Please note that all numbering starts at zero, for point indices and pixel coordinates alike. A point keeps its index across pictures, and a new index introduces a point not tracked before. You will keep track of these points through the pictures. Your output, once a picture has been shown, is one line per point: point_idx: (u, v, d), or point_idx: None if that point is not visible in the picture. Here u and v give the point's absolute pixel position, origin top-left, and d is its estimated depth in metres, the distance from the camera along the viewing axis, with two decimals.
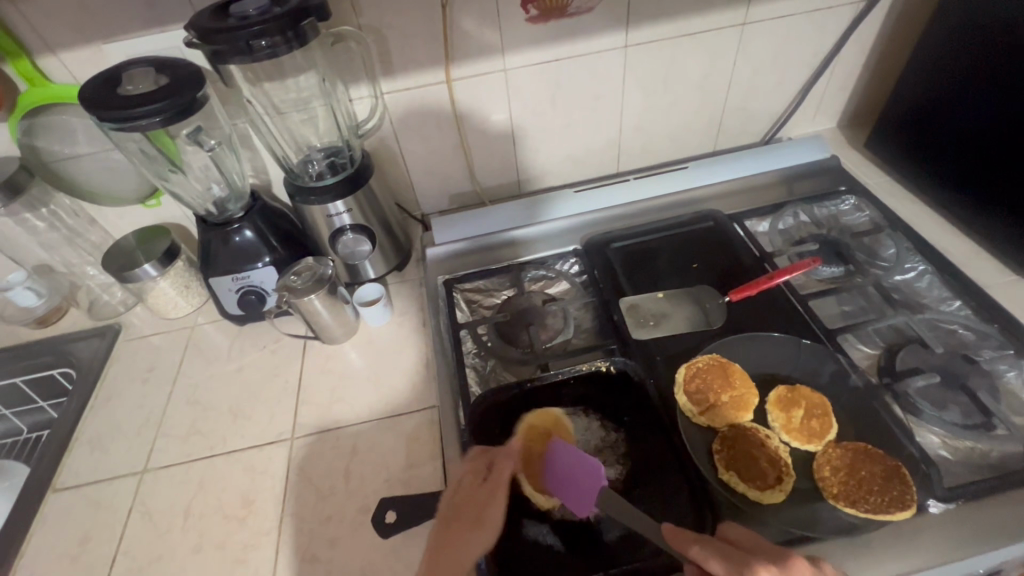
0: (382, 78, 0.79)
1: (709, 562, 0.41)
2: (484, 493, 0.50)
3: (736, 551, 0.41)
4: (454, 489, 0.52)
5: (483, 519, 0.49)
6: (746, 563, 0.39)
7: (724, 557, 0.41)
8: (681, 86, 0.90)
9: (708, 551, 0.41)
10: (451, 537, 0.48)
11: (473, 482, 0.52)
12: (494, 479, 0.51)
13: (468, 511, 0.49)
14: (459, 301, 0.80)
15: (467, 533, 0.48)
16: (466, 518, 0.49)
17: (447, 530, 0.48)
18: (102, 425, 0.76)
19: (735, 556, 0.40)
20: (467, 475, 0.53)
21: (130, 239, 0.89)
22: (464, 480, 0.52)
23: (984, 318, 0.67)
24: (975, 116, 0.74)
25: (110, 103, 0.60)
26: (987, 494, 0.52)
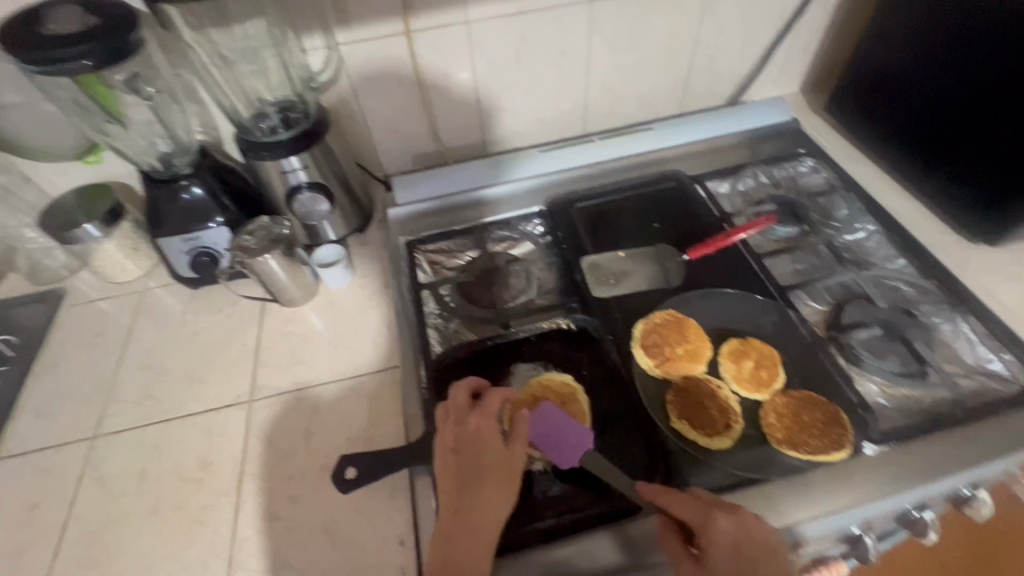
0: (337, 27, 0.75)
1: (676, 508, 0.46)
2: (509, 458, 0.50)
3: (698, 499, 0.47)
4: (470, 446, 0.51)
5: (511, 485, 0.50)
6: (707, 510, 0.46)
7: (690, 503, 0.46)
8: (648, 44, 0.88)
9: (680, 500, 0.47)
10: (483, 503, 0.48)
11: (494, 443, 0.51)
12: (515, 441, 0.51)
13: (495, 475, 0.50)
14: (422, 262, 0.79)
15: (498, 499, 0.49)
16: (494, 484, 0.49)
17: (476, 495, 0.49)
18: (49, 392, 0.73)
19: (697, 504, 0.46)
20: (486, 434, 0.51)
21: (70, 197, 0.83)
22: (482, 440, 0.51)
23: (925, 275, 0.70)
24: (927, 79, 0.76)
25: (34, 44, 0.55)
26: (917, 436, 0.56)
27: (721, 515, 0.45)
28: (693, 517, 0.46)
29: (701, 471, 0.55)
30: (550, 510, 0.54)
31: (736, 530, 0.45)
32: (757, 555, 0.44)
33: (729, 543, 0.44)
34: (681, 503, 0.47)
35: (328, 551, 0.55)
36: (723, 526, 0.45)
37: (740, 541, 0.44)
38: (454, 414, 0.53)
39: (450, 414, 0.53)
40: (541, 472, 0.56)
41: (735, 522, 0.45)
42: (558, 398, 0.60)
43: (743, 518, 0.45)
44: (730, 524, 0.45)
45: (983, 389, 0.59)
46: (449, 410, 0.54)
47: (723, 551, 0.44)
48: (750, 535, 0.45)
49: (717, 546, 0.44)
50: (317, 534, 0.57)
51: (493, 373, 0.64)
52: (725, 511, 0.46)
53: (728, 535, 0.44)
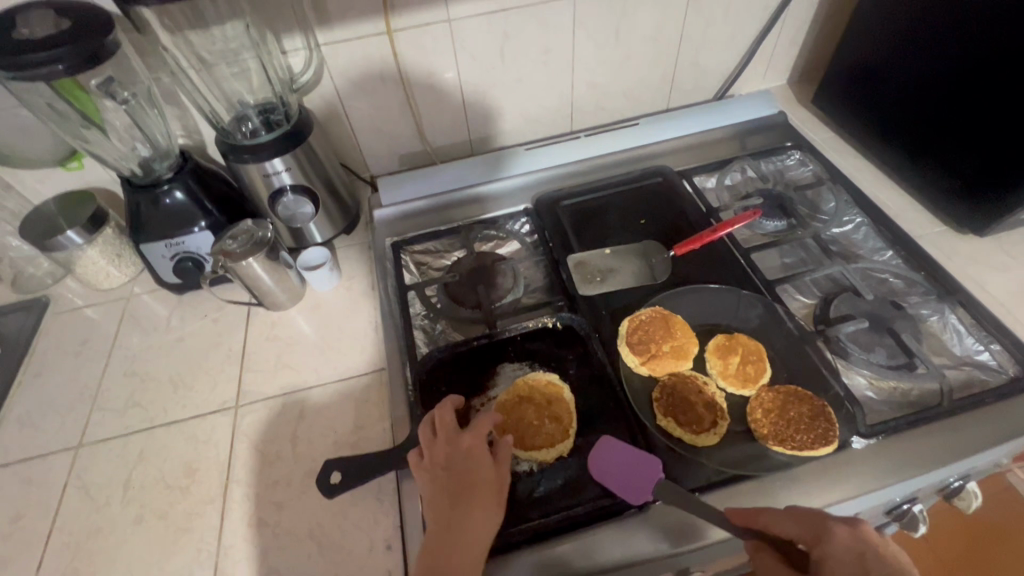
0: (317, 27, 0.74)
1: (783, 523, 0.46)
2: (498, 477, 0.52)
3: (808, 513, 0.47)
4: (462, 465, 0.51)
5: (500, 502, 0.51)
6: (821, 522, 0.45)
7: (796, 517, 0.46)
8: (633, 39, 0.88)
9: (786, 516, 0.47)
10: (474, 518, 0.49)
11: (484, 462, 0.52)
12: (503, 460, 0.53)
13: (485, 492, 0.50)
14: (408, 263, 0.78)
15: (488, 516, 0.49)
16: (484, 500, 0.50)
17: (467, 512, 0.49)
18: (33, 401, 0.72)
19: (806, 517, 0.46)
20: (477, 453, 0.52)
21: (51, 204, 0.82)
22: (473, 459, 0.52)
23: (913, 266, 0.70)
24: (912, 70, 0.75)
25: (4, 50, 0.54)
26: (905, 428, 0.56)
27: (833, 522, 0.45)
28: (804, 531, 0.45)
29: (688, 468, 0.54)
30: (537, 510, 0.53)
31: (855, 541, 0.44)
32: (882, 568, 0.43)
33: (850, 556, 0.43)
34: (790, 519, 0.46)
35: (314, 556, 0.55)
36: (838, 535, 0.44)
37: (861, 553, 0.43)
38: (444, 433, 0.54)
39: (440, 433, 0.54)
40: (527, 472, 0.56)
41: (852, 533, 0.44)
42: (541, 400, 0.60)
43: (861, 528, 0.45)
44: (847, 535, 0.44)
45: (971, 381, 0.59)
46: (438, 428, 0.54)
47: (843, 566, 0.43)
48: (872, 546, 0.44)
49: (836, 559, 0.43)
50: (304, 540, 0.56)
51: (478, 374, 0.63)
52: (840, 520, 0.45)
53: (846, 546, 0.44)
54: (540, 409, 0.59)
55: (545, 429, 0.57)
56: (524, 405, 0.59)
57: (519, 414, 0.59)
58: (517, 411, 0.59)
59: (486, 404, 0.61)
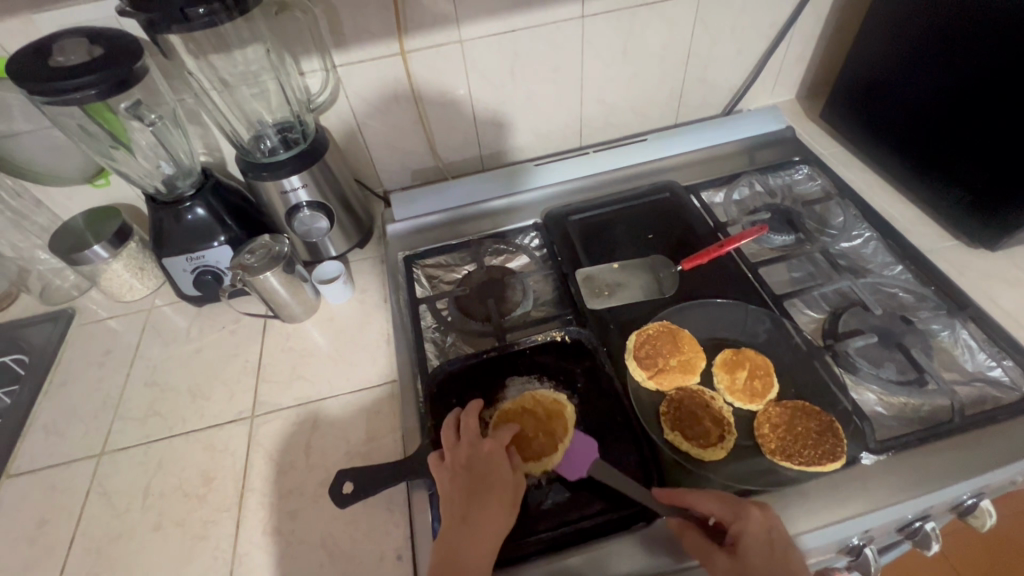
0: (334, 50, 0.77)
1: (708, 503, 0.50)
2: (515, 482, 0.53)
3: (730, 496, 0.51)
4: (481, 467, 0.52)
5: (512, 507, 0.52)
6: (740, 504, 0.50)
7: (720, 497, 0.50)
8: (640, 57, 0.89)
9: (707, 496, 0.50)
10: (490, 517, 0.50)
11: (503, 466, 0.53)
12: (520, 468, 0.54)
13: (503, 494, 0.51)
14: (420, 276, 0.80)
15: (502, 518, 0.50)
16: (501, 501, 0.51)
17: (484, 510, 0.50)
18: (57, 410, 0.75)
19: (727, 498, 0.50)
20: (498, 457, 0.53)
21: (79, 219, 0.86)
22: (493, 462, 0.53)
23: (923, 281, 0.69)
24: (920, 86, 0.76)
25: (41, 75, 0.58)
26: (915, 445, 0.55)
27: (753, 503, 0.49)
28: (725, 508, 0.49)
29: (695, 482, 0.55)
30: (547, 522, 0.54)
31: (767, 521, 0.49)
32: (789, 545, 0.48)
33: (762, 532, 0.48)
34: (713, 499, 0.50)
35: (326, 566, 0.56)
36: (755, 515, 0.49)
37: (772, 530, 0.48)
38: (467, 436, 0.55)
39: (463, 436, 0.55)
40: (535, 484, 0.57)
41: (765, 514, 0.49)
42: (544, 412, 0.60)
43: (772, 511, 0.50)
44: (761, 516, 0.49)
45: (982, 398, 0.58)
46: (461, 432, 0.55)
47: (756, 540, 0.48)
48: (782, 526, 0.49)
49: (753, 534, 0.48)
50: (316, 549, 0.57)
51: (487, 387, 0.64)
52: (755, 504, 0.50)
53: (759, 523, 0.48)
54: (539, 422, 0.59)
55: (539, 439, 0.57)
56: (528, 416, 0.60)
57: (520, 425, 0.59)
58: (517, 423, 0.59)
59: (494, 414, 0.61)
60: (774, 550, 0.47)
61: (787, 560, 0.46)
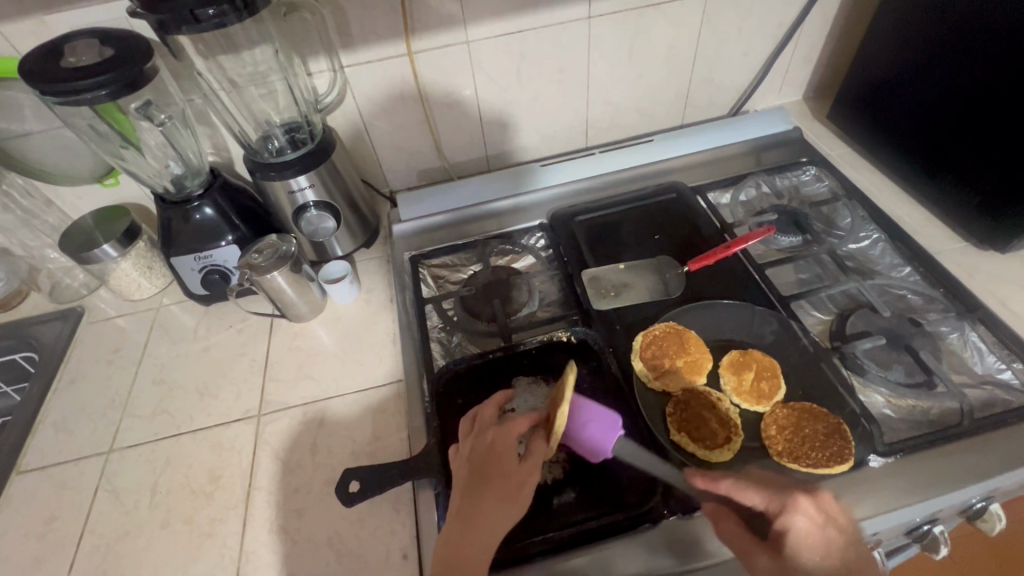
0: (341, 50, 0.77)
1: (753, 495, 0.46)
2: (520, 473, 0.49)
3: (775, 484, 0.47)
4: (483, 457, 0.50)
5: (517, 500, 0.48)
6: (789, 496, 0.46)
7: (766, 488, 0.46)
8: (647, 58, 0.89)
9: (753, 487, 0.46)
10: (485, 513, 0.47)
11: (507, 458, 0.49)
12: (530, 458, 0.49)
13: (504, 488, 0.48)
14: (426, 276, 0.80)
15: (502, 511, 0.48)
16: (501, 496, 0.48)
17: (480, 505, 0.48)
18: (67, 408, 0.75)
19: (774, 489, 0.46)
20: (501, 448, 0.49)
21: (89, 218, 0.87)
22: (496, 451, 0.49)
23: (932, 282, 0.69)
24: (929, 86, 0.75)
25: (53, 76, 0.58)
26: (923, 447, 0.55)
27: (804, 497, 0.45)
28: (773, 501, 0.46)
29: None
30: (554, 522, 0.54)
31: (819, 515, 0.45)
32: (839, 537, 0.45)
33: (812, 527, 0.44)
34: (759, 492, 0.46)
35: (333, 564, 0.56)
36: (805, 509, 0.45)
37: (823, 525, 0.45)
38: (478, 425, 0.53)
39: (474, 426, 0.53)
40: (542, 483, 0.57)
41: (815, 507, 0.45)
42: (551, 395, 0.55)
43: (821, 500, 0.46)
44: (812, 511, 0.45)
45: (992, 400, 0.58)
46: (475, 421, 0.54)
47: (805, 536, 0.44)
48: (832, 520, 0.45)
49: (802, 532, 0.44)
50: (323, 548, 0.57)
51: (493, 387, 0.65)
52: (806, 494, 0.46)
53: (809, 519, 0.45)
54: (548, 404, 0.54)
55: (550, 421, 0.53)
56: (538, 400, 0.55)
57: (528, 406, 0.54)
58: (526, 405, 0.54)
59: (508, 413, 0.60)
60: (825, 545, 0.44)
61: (837, 555, 0.44)
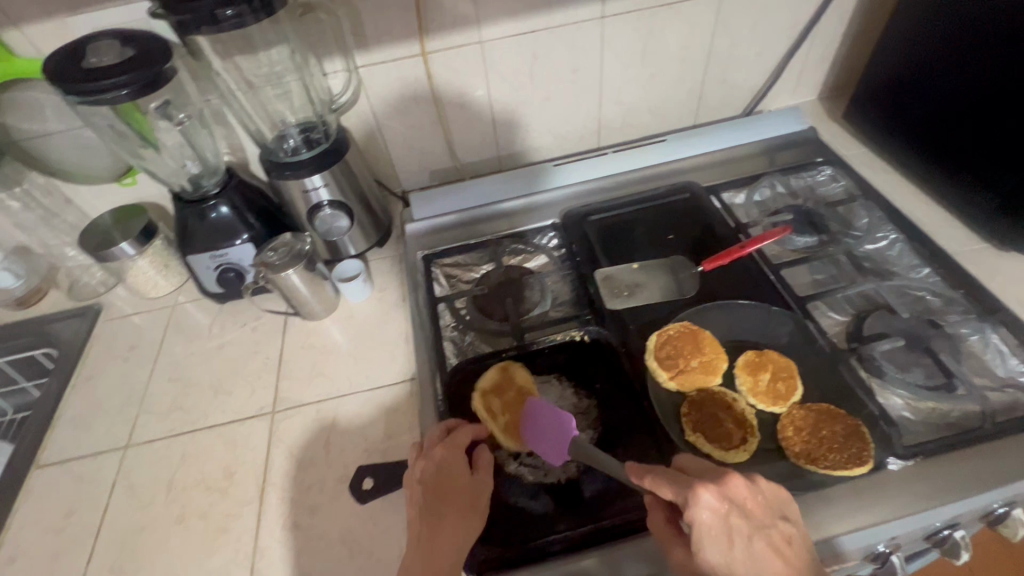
0: (356, 51, 0.78)
1: (659, 487, 0.44)
2: (475, 486, 0.53)
3: (681, 474, 0.44)
4: (437, 477, 0.52)
5: (475, 511, 0.52)
6: (691, 485, 0.42)
7: (672, 479, 0.44)
8: (660, 58, 0.89)
9: (662, 480, 0.44)
10: (450, 528, 0.50)
11: (461, 473, 0.53)
12: (482, 471, 0.54)
13: (462, 502, 0.52)
14: (438, 276, 0.80)
15: (465, 524, 0.51)
16: (462, 511, 0.51)
17: (445, 521, 0.50)
18: (85, 404, 0.76)
19: (681, 481, 0.43)
20: (453, 466, 0.53)
21: (107, 217, 0.88)
22: (450, 468, 0.53)
23: (951, 284, 0.68)
24: (947, 85, 0.75)
25: (75, 76, 0.59)
26: (944, 451, 0.54)
27: (705, 490, 0.41)
28: (676, 495, 0.43)
29: None
30: (564, 522, 0.54)
31: (723, 505, 0.42)
32: (745, 527, 0.42)
33: (715, 520, 0.41)
34: (664, 484, 0.44)
35: (345, 561, 0.56)
36: (706, 501, 0.41)
37: (727, 516, 0.42)
38: (423, 448, 0.55)
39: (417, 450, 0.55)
40: (554, 483, 0.57)
41: (719, 497, 0.42)
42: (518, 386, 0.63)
43: (729, 488, 0.43)
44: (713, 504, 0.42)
45: (1014, 404, 0.57)
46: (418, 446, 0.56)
47: (709, 529, 0.41)
48: (739, 509, 0.42)
49: (703, 526, 0.41)
50: (335, 545, 0.58)
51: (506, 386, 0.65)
52: (710, 485, 0.42)
53: (711, 512, 0.42)
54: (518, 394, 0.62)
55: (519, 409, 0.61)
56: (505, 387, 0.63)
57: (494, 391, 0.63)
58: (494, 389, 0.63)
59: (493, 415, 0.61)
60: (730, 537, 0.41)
61: (739, 547, 0.41)
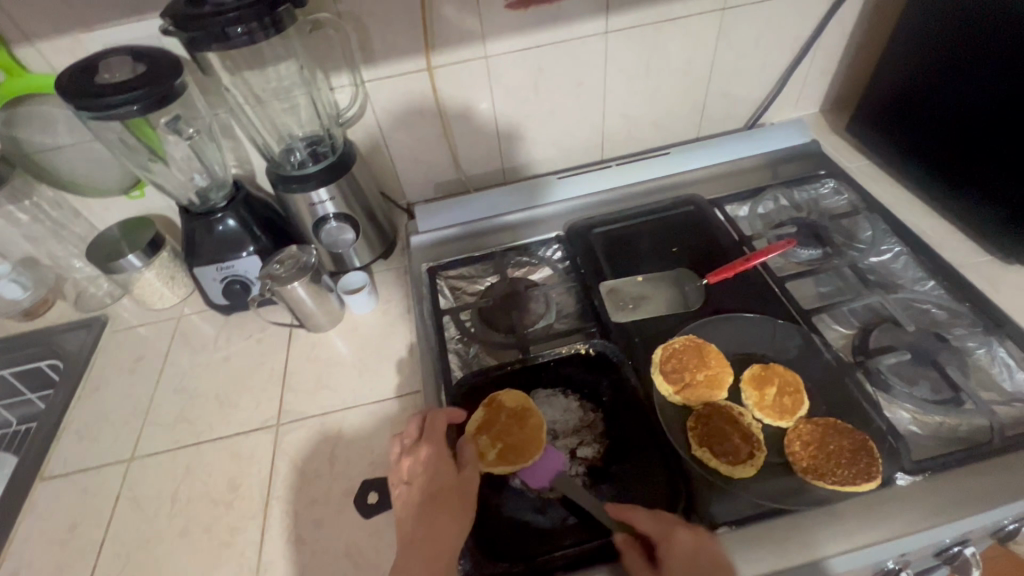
0: (363, 65, 0.79)
1: (642, 520, 0.50)
2: (461, 481, 0.53)
3: (664, 516, 0.50)
4: (423, 475, 0.53)
5: (464, 506, 0.52)
6: (672, 524, 0.49)
7: (655, 516, 0.50)
8: (663, 72, 0.90)
9: (648, 517, 0.50)
10: (439, 524, 0.50)
11: (446, 469, 0.53)
12: (467, 465, 0.54)
13: (450, 497, 0.52)
14: (443, 287, 0.80)
15: (452, 521, 0.50)
16: (449, 507, 0.51)
17: (433, 518, 0.50)
18: (90, 416, 0.77)
19: (663, 517, 0.50)
20: (437, 462, 0.54)
21: (115, 229, 0.89)
22: (433, 466, 0.53)
23: (957, 297, 0.68)
24: (950, 100, 0.75)
25: (87, 92, 0.60)
26: (953, 466, 0.54)
27: (682, 525, 0.49)
28: (658, 527, 0.49)
29: (724, 499, 0.54)
30: (572, 536, 0.54)
31: (696, 544, 0.48)
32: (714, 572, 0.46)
33: (687, 556, 0.47)
34: (649, 516, 0.50)
35: None
36: (680, 537, 0.48)
37: (699, 553, 0.48)
38: (405, 446, 0.56)
39: (401, 448, 0.56)
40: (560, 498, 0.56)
41: (697, 538, 0.48)
42: (513, 409, 0.62)
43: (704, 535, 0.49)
44: (689, 539, 0.48)
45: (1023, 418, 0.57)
46: (401, 444, 0.56)
47: (681, 561, 0.47)
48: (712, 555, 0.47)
49: (675, 553, 0.47)
50: (340, 559, 0.57)
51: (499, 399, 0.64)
52: (687, 525, 0.50)
53: (687, 547, 0.48)
54: (512, 419, 0.61)
55: (515, 433, 0.60)
56: (498, 410, 0.62)
57: (489, 415, 0.62)
58: (488, 413, 0.62)
59: (486, 427, 0.61)
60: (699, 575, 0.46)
61: None
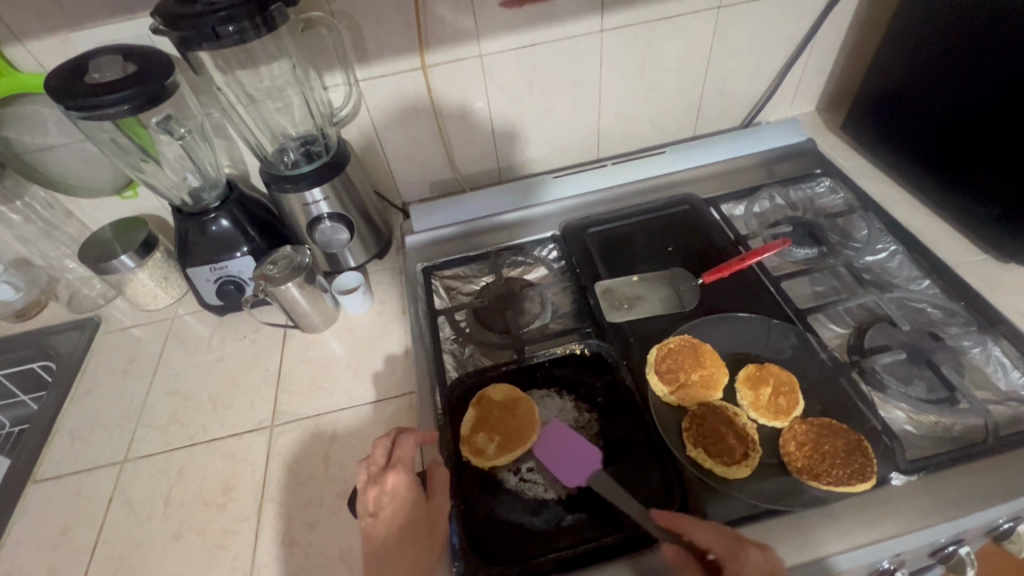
0: (357, 65, 0.79)
1: (703, 534, 0.48)
2: (431, 511, 0.51)
3: (729, 531, 0.48)
4: (390, 506, 0.51)
5: (433, 537, 0.50)
6: (738, 540, 0.47)
7: (718, 531, 0.48)
8: (658, 71, 0.89)
9: (711, 532, 0.48)
10: (405, 559, 0.48)
11: (414, 499, 0.52)
12: (437, 493, 0.53)
13: (418, 530, 0.50)
14: (438, 287, 0.80)
15: (421, 555, 0.49)
16: (417, 540, 0.49)
17: (400, 553, 0.48)
18: (83, 418, 0.76)
19: (728, 534, 0.48)
20: (404, 492, 0.51)
21: (107, 230, 0.88)
22: (401, 497, 0.51)
23: (952, 296, 0.68)
24: (945, 99, 0.75)
25: (77, 92, 0.59)
26: (947, 466, 0.54)
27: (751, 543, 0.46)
28: (721, 543, 0.47)
29: (719, 500, 0.54)
30: (566, 539, 0.54)
31: (766, 562, 0.46)
32: None
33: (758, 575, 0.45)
34: (712, 530, 0.48)
35: None
36: (749, 554, 0.46)
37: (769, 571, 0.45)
38: (371, 473, 0.54)
39: (368, 476, 0.53)
40: (553, 500, 0.56)
41: (766, 555, 0.46)
42: (502, 401, 0.63)
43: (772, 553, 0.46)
44: (761, 557, 0.46)
45: (1018, 417, 0.57)
46: (367, 471, 0.54)
47: None
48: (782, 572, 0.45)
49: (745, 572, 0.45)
50: (334, 561, 0.57)
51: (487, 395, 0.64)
52: (752, 541, 0.47)
53: (758, 566, 0.45)
54: (504, 409, 0.62)
55: (508, 423, 0.61)
56: (488, 405, 0.62)
57: (480, 411, 0.62)
58: (480, 410, 0.62)
59: (479, 423, 0.61)
60: None
61: None
